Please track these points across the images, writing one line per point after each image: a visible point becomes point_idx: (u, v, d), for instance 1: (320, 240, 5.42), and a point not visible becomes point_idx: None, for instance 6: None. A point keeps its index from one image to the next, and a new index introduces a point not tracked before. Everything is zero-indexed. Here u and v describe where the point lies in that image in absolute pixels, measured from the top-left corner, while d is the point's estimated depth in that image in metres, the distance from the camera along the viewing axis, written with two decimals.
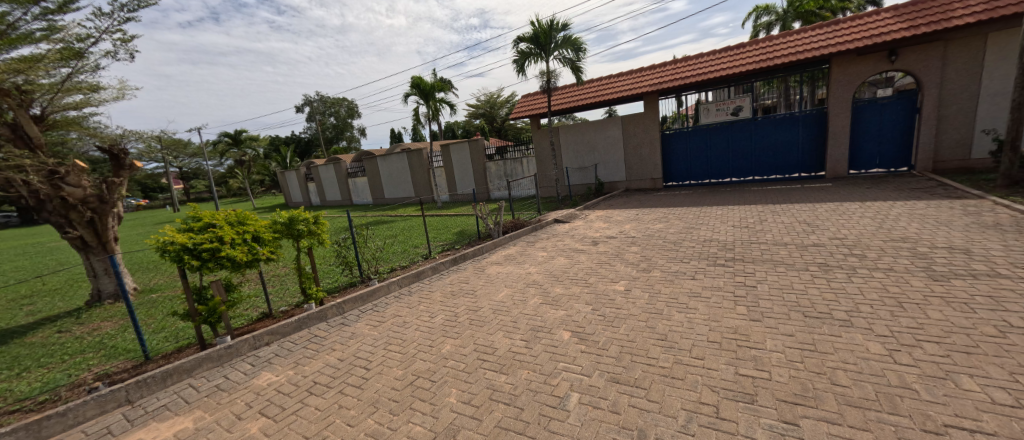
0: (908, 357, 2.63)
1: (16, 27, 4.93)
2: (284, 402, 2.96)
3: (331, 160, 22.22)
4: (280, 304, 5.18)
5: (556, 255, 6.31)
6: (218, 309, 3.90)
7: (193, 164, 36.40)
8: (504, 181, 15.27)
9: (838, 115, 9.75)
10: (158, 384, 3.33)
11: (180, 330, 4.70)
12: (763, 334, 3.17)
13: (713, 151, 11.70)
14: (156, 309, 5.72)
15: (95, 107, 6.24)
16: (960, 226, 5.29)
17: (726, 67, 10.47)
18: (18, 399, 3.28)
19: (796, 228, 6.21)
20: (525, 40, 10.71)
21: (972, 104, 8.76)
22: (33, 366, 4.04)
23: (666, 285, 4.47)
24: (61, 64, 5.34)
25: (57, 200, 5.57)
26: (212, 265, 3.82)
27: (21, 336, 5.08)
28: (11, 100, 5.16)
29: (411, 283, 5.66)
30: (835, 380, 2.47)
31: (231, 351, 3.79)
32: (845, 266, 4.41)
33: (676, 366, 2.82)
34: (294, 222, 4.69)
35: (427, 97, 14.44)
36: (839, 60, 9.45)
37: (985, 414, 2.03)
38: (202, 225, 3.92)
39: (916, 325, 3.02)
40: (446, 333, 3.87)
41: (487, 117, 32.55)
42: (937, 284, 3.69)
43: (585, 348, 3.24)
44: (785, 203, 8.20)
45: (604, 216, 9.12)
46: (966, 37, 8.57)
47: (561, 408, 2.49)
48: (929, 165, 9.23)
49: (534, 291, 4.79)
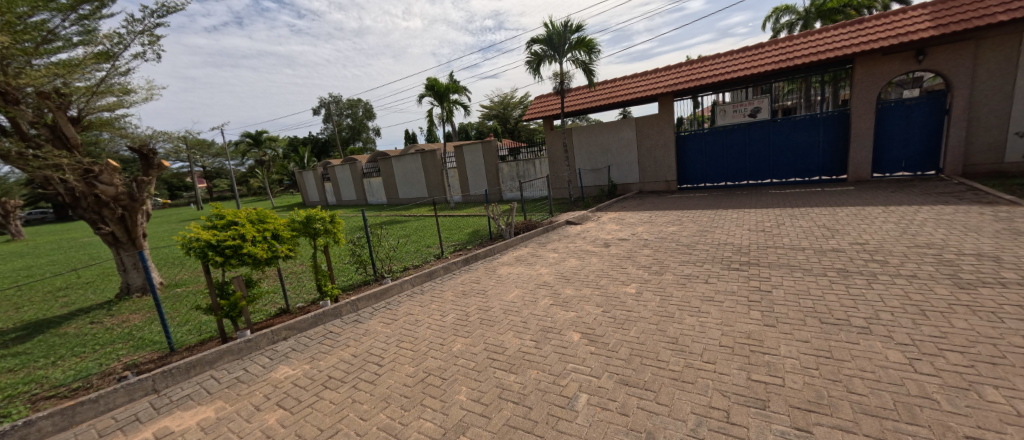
0: (929, 366, 2.56)
1: (56, 33, 5.19)
2: (300, 395, 3.05)
3: (346, 161, 22.66)
4: (297, 300, 5.32)
5: (568, 257, 6.31)
6: (239, 303, 4.05)
7: (216, 165, 37.55)
8: (517, 182, 15.30)
9: (861, 116, 9.47)
10: (182, 374, 3.47)
11: (203, 324, 4.88)
12: (777, 340, 3.11)
13: (730, 153, 11.50)
14: (180, 302, 5.96)
15: (127, 108, 6.52)
16: (989, 232, 5.09)
17: (744, 67, 10.28)
18: (54, 385, 3.47)
19: (816, 232, 6.06)
20: (539, 42, 10.74)
21: (1005, 106, 8.42)
22: (67, 355, 4.25)
23: (678, 289, 4.43)
24: (96, 68, 5.59)
25: (92, 197, 5.85)
26: (234, 261, 3.97)
27: (56, 326, 5.36)
28: (51, 102, 5.45)
29: (423, 282, 5.73)
30: (851, 388, 2.42)
31: (251, 345, 3.93)
32: (865, 272, 4.30)
33: (687, 370, 2.81)
34: (310, 220, 4.81)
35: (441, 98, 14.61)
36: (863, 60, 9.18)
37: (1009, 427, 1.96)
38: (225, 222, 4.07)
39: (939, 334, 2.93)
40: (458, 332, 3.91)
41: (501, 118, 32.76)
42: (963, 292, 3.56)
43: (594, 350, 3.24)
44: (804, 207, 8.01)
45: (617, 218, 9.08)
46: (1001, 36, 8.22)
47: (570, 408, 2.50)
48: (958, 169, 8.88)
49: (544, 292, 4.82)
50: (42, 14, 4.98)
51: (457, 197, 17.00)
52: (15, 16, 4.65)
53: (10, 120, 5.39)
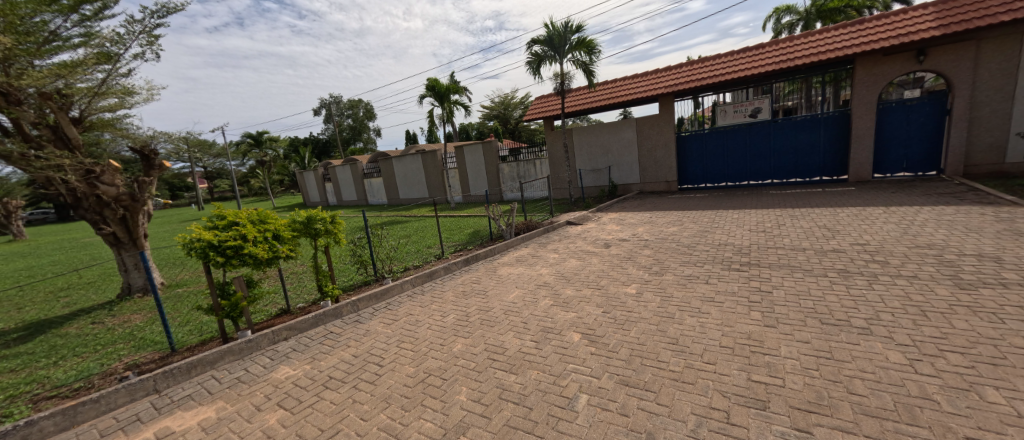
0: (929, 367, 2.56)
1: (57, 34, 5.21)
2: (301, 395, 3.06)
3: (346, 161, 22.69)
4: (298, 301, 5.32)
5: (568, 257, 6.31)
6: (240, 304, 4.06)
7: (217, 165, 37.56)
8: (518, 182, 15.30)
9: (862, 117, 9.46)
10: (183, 374, 3.48)
11: (204, 324, 4.89)
12: (777, 340, 3.11)
13: (730, 154, 11.50)
14: (181, 303, 5.97)
15: (128, 109, 6.54)
16: (990, 233, 5.08)
17: (745, 68, 10.28)
18: (56, 385, 3.48)
19: (817, 233, 6.06)
20: (539, 42, 10.75)
21: (1005, 106, 8.41)
22: (69, 355, 4.26)
23: (679, 289, 4.43)
24: (98, 69, 5.61)
25: (93, 198, 5.87)
26: (235, 261, 3.98)
27: (58, 326, 5.37)
28: (54, 103, 5.47)
29: (423, 283, 5.74)
30: (852, 389, 2.42)
31: (252, 345, 3.93)
32: (865, 272, 4.29)
33: (687, 371, 2.81)
34: (311, 221, 4.82)
35: (442, 98, 14.62)
36: (864, 61, 9.18)
37: (1010, 428, 1.96)
38: (226, 223, 4.08)
39: (939, 334, 2.93)
40: (458, 332, 3.92)
41: (501, 119, 32.79)
42: (963, 293, 3.55)
43: (595, 350, 3.24)
44: (805, 207, 7.99)
45: (617, 219, 9.09)
46: (1002, 36, 8.21)
47: (571, 409, 2.50)
48: (959, 169, 8.87)
49: (545, 292, 4.82)
50: (44, 14, 5.00)
51: (457, 197, 17.00)
52: (17, 17, 4.67)
53: (12, 121, 5.41)
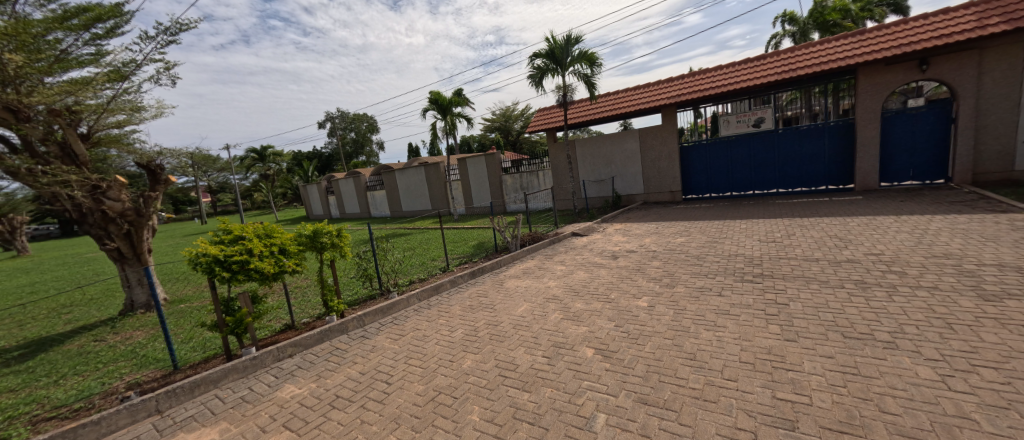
0: (963, 383, 2.45)
1: (69, 52, 5.27)
2: (307, 415, 2.96)
3: (350, 174, 22.79)
4: (302, 315, 5.27)
5: (576, 269, 6.24)
6: (244, 320, 3.95)
7: (220, 180, 37.78)
8: (521, 193, 15.26)
9: (867, 125, 9.42)
10: (186, 394, 3.38)
11: (208, 340, 4.82)
12: (800, 355, 3.01)
13: (734, 163, 11.48)
14: (185, 319, 5.91)
15: (137, 125, 6.62)
16: (1008, 242, 4.98)
17: (747, 78, 10.33)
18: (55, 406, 3.40)
19: (828, 242, 5.96)
20: (541, 56, 10.85)
21: (1012, 114, 8.36)
22: (69, 374, 4.18)
23: (692, 302, 4.32)
24: (108, 86, 5.65)
25: (98, 213, 5.84)
26: (241, 276, 3.89)
27: (60, 344, 5.30)
28: (62, 119, 5.48)
29: (430, 297, 5.64)
30: (884, 407, 2.31)
31: (256, 363, 3.84)
32: (884, 283, 4.18)
33: (708, 389, 2.70)
34: (317, 234, 4.75)
35: (444, 111, 14.71)
36: (865, 70, 9.20)
37: None
38: (232, 237, 4.03)
39: (968, 348, 2.83)
40: (467, 348, 3.83)
41: (503, 131, 33.14)
42: (988, 305, 3.44)
43: (610, 366, 3.14)
44: (813, 217, 7.90)
45: (623, 230, 9.01)
46: (1004, 45, 8.23)
47: (588, 430, 2.40)
48: (967, 177, 8.79)
49: (554, 306, 4.71)
50: (56, 34, 5.05)
51: (460, 209, 16.97)
52: (30, 36, 4.73)
53: (20, 138, 5.47)
